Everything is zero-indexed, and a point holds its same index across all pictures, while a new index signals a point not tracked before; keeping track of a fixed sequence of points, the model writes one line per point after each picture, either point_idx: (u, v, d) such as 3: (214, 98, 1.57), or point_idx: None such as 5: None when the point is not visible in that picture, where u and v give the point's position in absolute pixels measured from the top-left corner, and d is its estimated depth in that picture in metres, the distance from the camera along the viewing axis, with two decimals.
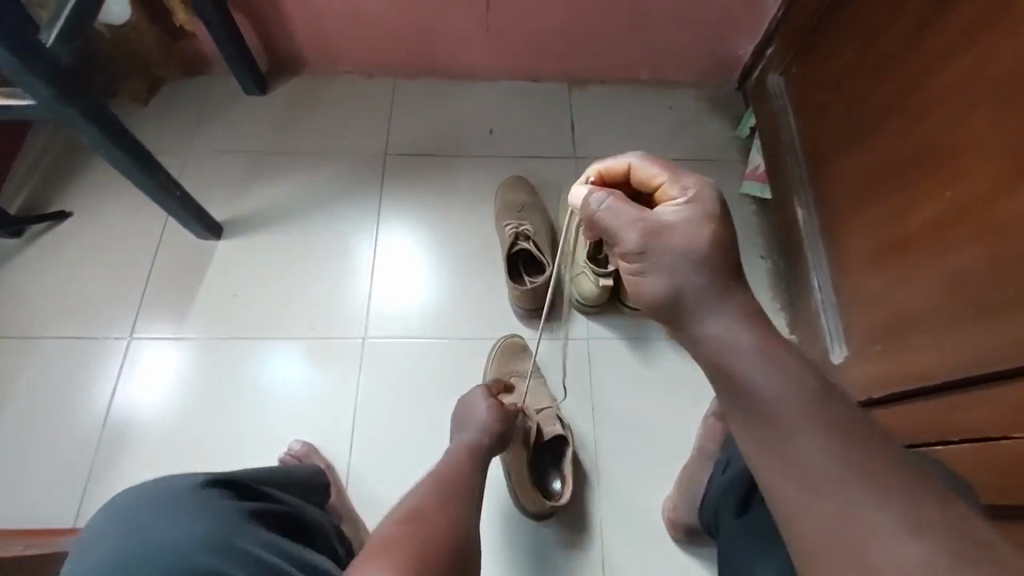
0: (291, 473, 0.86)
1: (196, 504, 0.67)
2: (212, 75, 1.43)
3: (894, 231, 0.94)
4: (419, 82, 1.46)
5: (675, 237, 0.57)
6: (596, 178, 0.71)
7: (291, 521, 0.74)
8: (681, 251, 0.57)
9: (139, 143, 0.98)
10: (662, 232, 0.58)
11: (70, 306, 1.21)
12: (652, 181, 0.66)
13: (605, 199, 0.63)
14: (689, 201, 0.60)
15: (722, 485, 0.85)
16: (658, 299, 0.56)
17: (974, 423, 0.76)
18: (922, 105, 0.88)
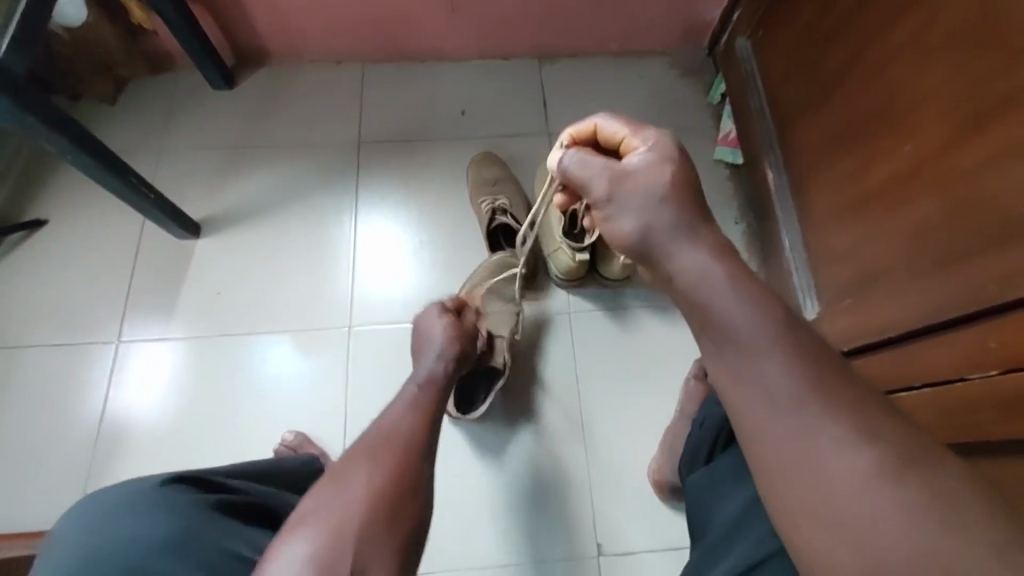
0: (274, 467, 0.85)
1: (162, 502, 0.66)
2: (177, 72, 1.41)
3: (860, 187, 0.96)
4: (388, 67, 1.45)
5: (641, 178, 0.57)
6: (567, 142, 0.72)
7: (264, 515, 0.74)
8: (648, 190, 0.56)
9: (105, 147, 0.98)
10: (628, 179, 0.58)
11: (55, 313, 1.21)
12: (618, 137, 0.67)
13: (576, 155, 0.64)
14: (652, 148, 0.60)
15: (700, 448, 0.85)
16: (636, 241, 0.56)
17: (925, 370, 0.78)
18: (882, 61, 0.89)
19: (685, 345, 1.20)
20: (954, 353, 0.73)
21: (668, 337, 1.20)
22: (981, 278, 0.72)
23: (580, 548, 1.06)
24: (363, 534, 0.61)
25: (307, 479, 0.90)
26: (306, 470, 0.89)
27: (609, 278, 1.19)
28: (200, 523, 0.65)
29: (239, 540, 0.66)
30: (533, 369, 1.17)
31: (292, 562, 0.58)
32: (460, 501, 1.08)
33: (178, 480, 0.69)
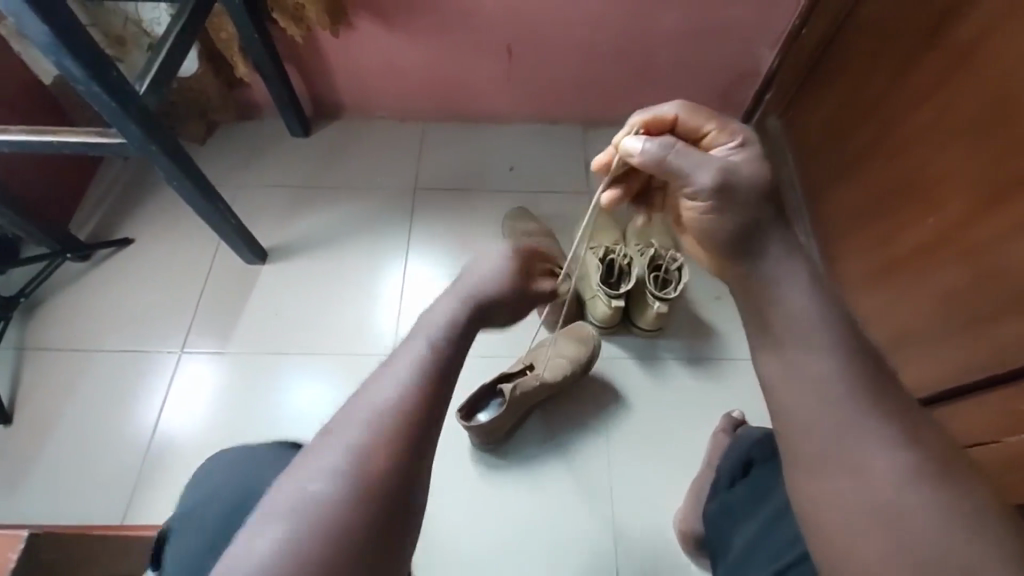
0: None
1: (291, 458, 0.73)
2: (261, 119, 1.60)
3: (888, 254, 1.02)
4: (446, 125, 1.61)
5: (746, 171, 0.59)
6: (642, 127, 0.68)
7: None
8: (756, 184, 0.59)
9: (205, 176, 1.12)
10: (740, 172, 0.59)
11: (129, 322, 1.33)
12: (698, 132, 0.68)
13: (667, 142, 0.61)
14: (742, 147, 0.64)
15: (719, 492, 0.88)
16: (749, 230, 0.58)
17: (970, 424, 0.81)
18: (905, 141, 0.97)
19: (714, 398, 1.22)
20: (995, 415, 0.77)
21: (701, 389, 1.23)
22: (1012, 341, 0.77)
23: None
24: (381, 487, 0.46)
25: None
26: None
27: (643, 327, 1.25)
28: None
29: None
30: (566, 410, 1.21)
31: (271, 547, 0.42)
32: (487, 535, 1.10)
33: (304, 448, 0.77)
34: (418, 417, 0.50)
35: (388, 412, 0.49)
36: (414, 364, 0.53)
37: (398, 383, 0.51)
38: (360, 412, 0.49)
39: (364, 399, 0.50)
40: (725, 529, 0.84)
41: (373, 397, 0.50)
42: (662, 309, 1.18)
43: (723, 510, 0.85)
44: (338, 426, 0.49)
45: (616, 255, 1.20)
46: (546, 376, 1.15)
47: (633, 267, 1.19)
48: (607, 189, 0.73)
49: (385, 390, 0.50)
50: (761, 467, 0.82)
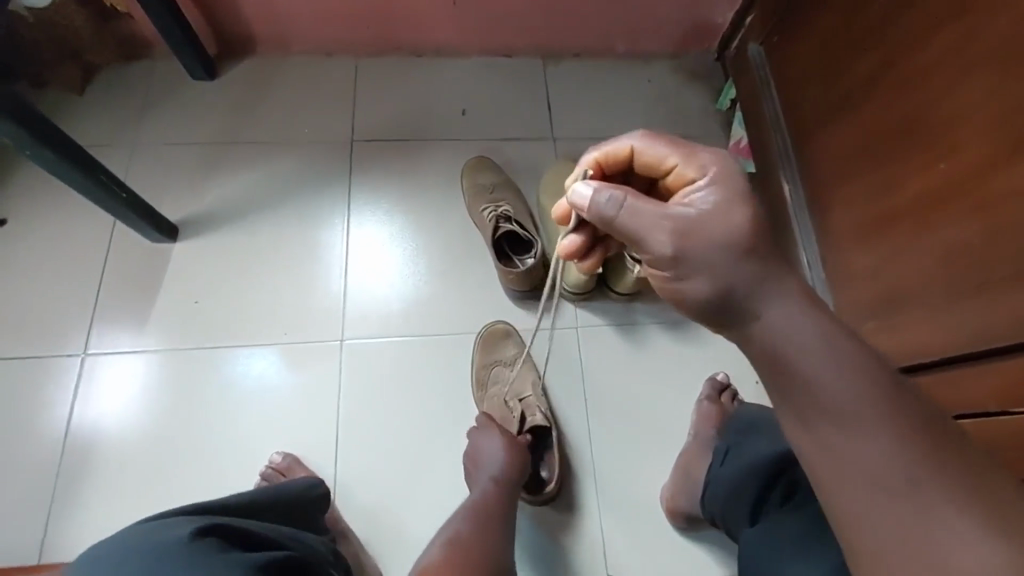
0: (277, 494, 0.79)
1: (195, 561, 0.56)
2: (153, 59, 1.31)
3: (887, 203, 0.92)
4: (382, 61, 1.37)
5: (709, 228, 0.50)
6: (594, 167, 0.63)
7: (301, 565, 0.65)
8: (722, 246, 0.49)
9: (72, 143, 0.89)
10: (700, 232, 0.50)
11: (12, 321, 1.10)
12: (659, 164, 0.58)
13: (615, 197, 0.53)
14: (712, 184, 0.53)
15: (723, 474, 0.82)
16: (715, 303, 0.49)
17: (975, 396, 0.77)
18: (916, 72, 0.85)
19: (698, 362, 1.15)
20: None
21: (681, 354, 1.15)
22: None
23: None
24: None
25: (314, 504, 0.85)
26: (312, 494, 0.84)
27: (619, 291, 1.14)
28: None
29: None
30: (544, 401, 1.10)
31: None
32: None
33: (210, 534, 0.60)
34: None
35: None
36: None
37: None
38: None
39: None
40: (738, 514, 0.78)
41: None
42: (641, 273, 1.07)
43: (733, 496, 0.79)
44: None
45: None
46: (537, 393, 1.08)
47: None
48: (568, 234, 0.65)
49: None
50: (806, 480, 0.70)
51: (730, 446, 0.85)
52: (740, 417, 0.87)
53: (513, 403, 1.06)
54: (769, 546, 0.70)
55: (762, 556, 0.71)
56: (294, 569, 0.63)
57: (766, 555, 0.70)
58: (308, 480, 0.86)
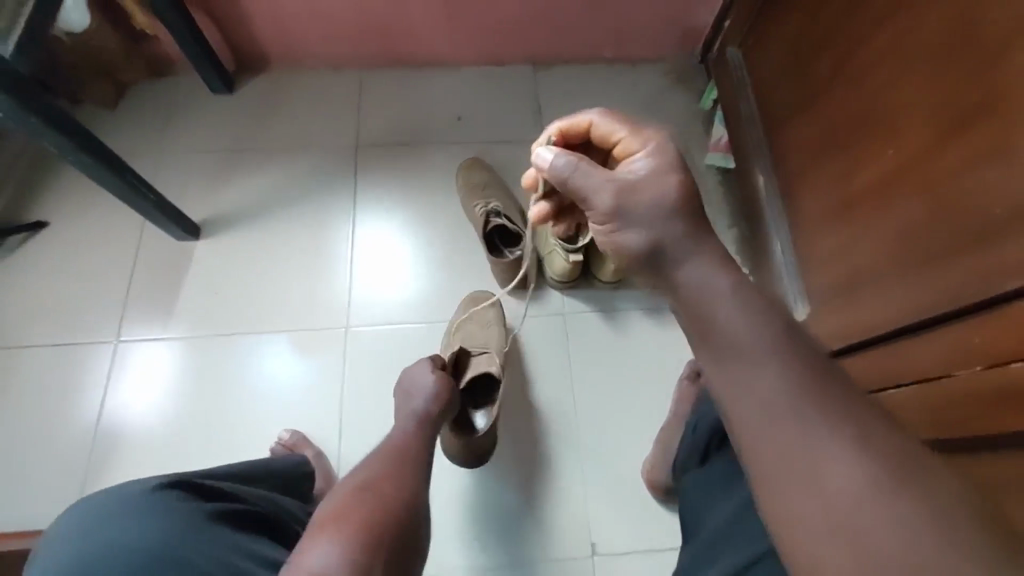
0: (267, 468, 0.86)
1: (158, 508, 0.63)
2: (177, 76, 1.44)
3: (847, 189, 0.99)
4: (384, 72, 1.48)
5: (645, 191, 0.60)
6: (557, 136, 0.73)
7: (264, 522, 0.71)
8: (654, 206, 0.59)
9: (107, 148, 1.01)
10: (638, 195, 0.60)
11: (53, 313, 1.22)
12: (612, 137, 0.69)
13: (570, 162, 0.64)
14: (652, 155, 0.62)
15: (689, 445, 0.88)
16: (648, 255, 0.59)
17: (898, 369, 0.83)
18: (868, 67, 0.92)
19: (679, 346, 1.22)
20: (941, 352, 0.75)
21: (662, 338, 1.22)
22: (966, 278, 0.75)
23: (574, 546, 1.06)
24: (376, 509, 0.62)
25: (302, 476, 0.92)
26: (300, 469, 0.91)
27: (603, 279, 1.22)
28: (201, 532, 0.63)
29: (247, 539, 0.65)
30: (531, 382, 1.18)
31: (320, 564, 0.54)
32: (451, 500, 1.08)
33: (178, 487, 0.67)
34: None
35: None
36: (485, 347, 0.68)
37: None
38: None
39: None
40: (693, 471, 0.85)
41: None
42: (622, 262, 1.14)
43: (692, 453, 0.86)
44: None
45: None
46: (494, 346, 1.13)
47: None
48: (536, 201, 0.76)
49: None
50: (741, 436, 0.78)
51: (697, 421, 0.90)
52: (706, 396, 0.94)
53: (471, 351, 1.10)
54: (706, 488, 0.76)
55: (700, 499, 0.77)
56: (255, 525, 0.69)
57: (702, 498, 0.76)
58: (298, 457, 0.93)
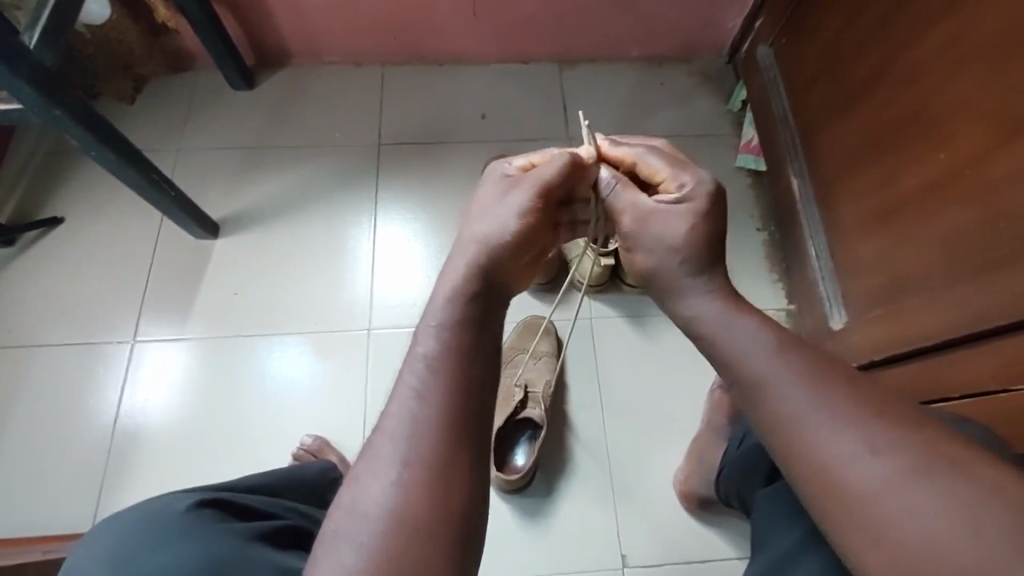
0: (288, 477, 0.80)
1: (192, 529, 0.60)
2: (196, 70, 1.41)
3: (889, 194, 0.95)
4: (407, 69, 1.45)
5: (660, 227, 0.61)
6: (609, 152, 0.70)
7: (303, 537, 0.68)
8: (664, 238, 0.61)
9: (131, 145, 0.98)
10: (653, 225, 0.62)
11: (68, 311, 1.19)
12: (653, 176, 0.66)
13: (611, 181, 0.66)
14: (683, 198, 0.61)
15: (737, 456, 0.87)
16: (651, 277, 0.62)
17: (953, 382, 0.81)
18: (916, 68, 0.88)
19: None
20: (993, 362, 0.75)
21: (693, 345, 1.19)
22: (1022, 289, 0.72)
23: (602, 560, 1.02)
24: (431, 395, 0.50)
25: (327, 489, 0.84)
26: (325, 480, 0.84)
27: (632, 283, 1.19)
28: (238, 548, 0.59)
29: (277, 553, 0.62)
30: (558, 390, 1.14)
31: (366, 529, 0.46)
32: None
33: (210, 506, 0.64)
34: (454, 352, 0.52)
35: (424, 405, 0.49)
36: (443, 306, 0.54)
37: (440, 335, 0.53)
38: (387, 445, 0.49)
39: (417, 347, 0.53)
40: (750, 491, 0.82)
41: (424, 341, 0.53)
42: None
43: (743, 471, 0.84)
44: (385, 432, 0.50)
45: None
46: (545, 384, 1.10)
47: None
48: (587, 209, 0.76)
49: (403, 409, 0.50)
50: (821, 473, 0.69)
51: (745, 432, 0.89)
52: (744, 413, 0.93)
53: (517, 390, 1.09)
54: (769, 522, 0.71)
55: (764, 533, 0.72)
56: (294, 540, 0.66)
57: (766, 532, 0.72)
58: (324, 467, 0.85)
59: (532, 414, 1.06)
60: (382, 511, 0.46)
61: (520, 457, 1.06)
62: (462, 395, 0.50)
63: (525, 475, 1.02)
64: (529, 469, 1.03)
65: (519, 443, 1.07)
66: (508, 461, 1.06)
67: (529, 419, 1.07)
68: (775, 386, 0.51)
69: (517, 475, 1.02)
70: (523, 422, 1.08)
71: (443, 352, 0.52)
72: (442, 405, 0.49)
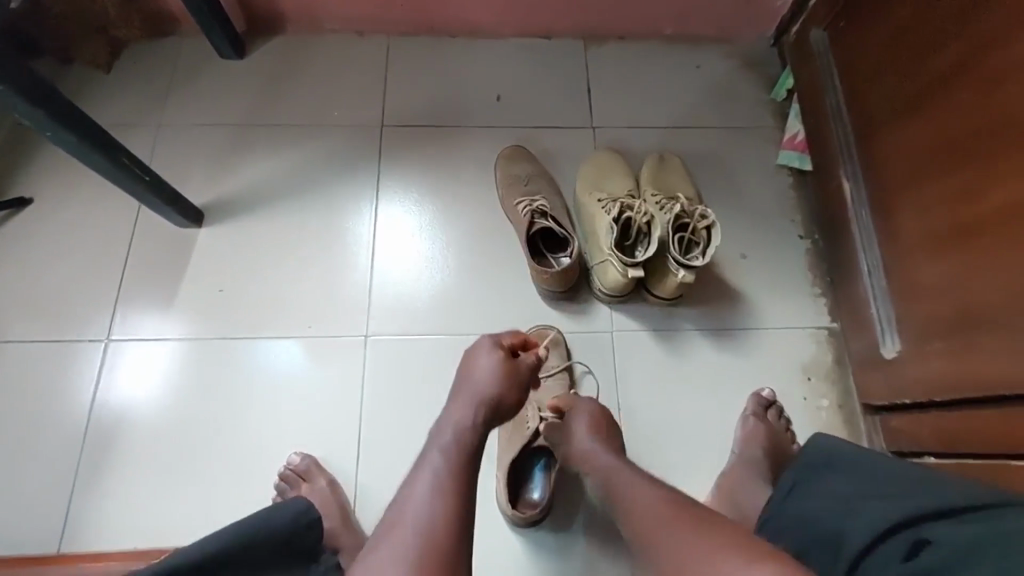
0: (250, 536, 0.70)
1: None
2: (180, 35, 1.27)
3: (965, 211, 0.82)
4: (416, 41, 1.30)
5: (581, 436, 0.87)
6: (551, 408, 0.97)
7: None
8: (603, 467, 0.81)
9: (95, 125, 0.87)
10: (579, 434, 0.87)
11: (35, 304, 1.09)
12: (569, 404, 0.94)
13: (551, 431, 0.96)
14: (592, 417, 0.90)
15: (796, 507, 0.78)
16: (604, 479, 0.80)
17: None
18: (1011, 65, 0.75)
19: (739, 377, 1.08)
20: None
21: (720, 366, 1.09)
22: None
23: None
24: (443, 505, 0.66)
25: (302, 534, 0.74)
26: (297, 527, 0.73)
27: (660, 296, 1.07)
28: None
29: None
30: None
31: None
32: (483, 543, 0.96)
33: None
34: (463, 472, 0.70)
35: (434, 508, 0.66)
36: (460, 433, 0.74)
37: (449, 451, 0.72)
38: (405, 536, 0.63)
39: (433, 455, 0.71)
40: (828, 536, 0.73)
41: (439, 454, 0.71)
42: (687, 278, 0.99)
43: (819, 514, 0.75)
44: (401, 519, 0.65)
45: (633, 213, 1.02)
46: None
47: (654, 228, 1.00)
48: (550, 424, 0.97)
49: (422, 509, 0.65)
50: (940, 534, 0.63)
51: (798, 480, 0.81)
52: (810, 445, 0.83)
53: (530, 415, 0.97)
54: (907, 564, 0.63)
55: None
56: None
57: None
58: (298, 508, 0.75)
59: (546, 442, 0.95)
60: None
61: (534, 491, 0.96)
62: (457, 508, 0.66)
63: (538, 511, 0.94)
64: (546, 504, 0.94)
65: (533, 474, 0.98)
66: (521, 492, 0.97)
67: (544, 448, 0.96)
68: (701, 532, 0.65)
69: (530, 511, 0.94)
70: (538, 450, 0.97)
71: (451, 469, 0.70)
72: (445, 516, 0.65)
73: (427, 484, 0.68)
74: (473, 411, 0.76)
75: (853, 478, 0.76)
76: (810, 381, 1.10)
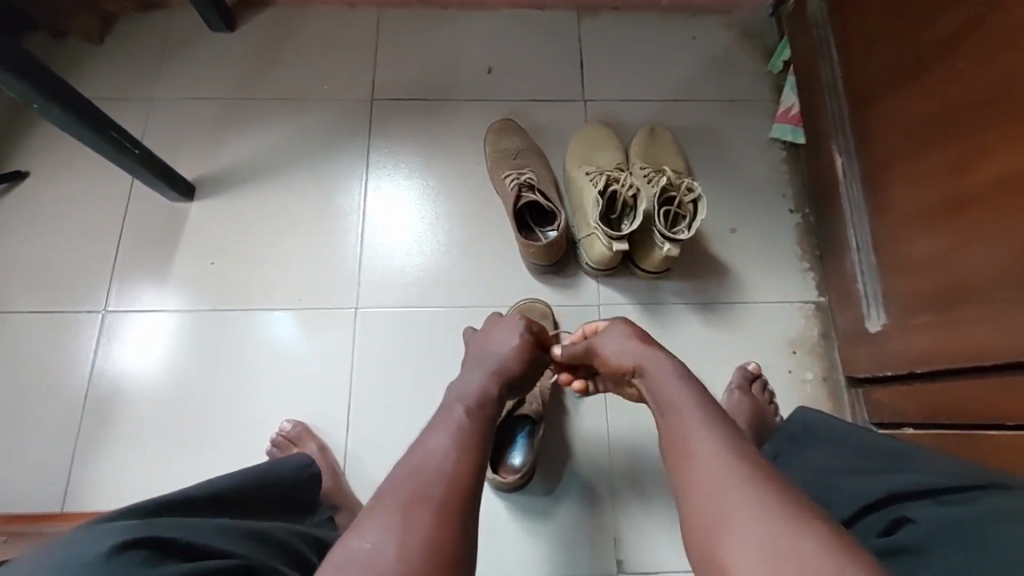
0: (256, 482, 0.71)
1: None
2: (172, 7, 1.27)
3: (954, 184, 0.81)
4: (407, 12, 1.29)
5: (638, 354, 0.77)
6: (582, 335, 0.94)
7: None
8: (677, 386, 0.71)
9: (81, 98, 0.88)
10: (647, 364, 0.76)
11: (34, 275, 1.11)
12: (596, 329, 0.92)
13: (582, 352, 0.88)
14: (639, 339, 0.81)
15: None
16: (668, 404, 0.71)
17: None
18: (1007, 34, 0.73)
19: (724, 349, 1.09)
20: None
21: (707, 339, 1.10)
22: None
23: (599, 564, 0.96)
24: (462, 457, 0.63)
25: (301, 486, 0.77)
26: (299, 480, 0.76)
27: (646, 270, 1.07)
28: None
29: None
30: (557, 382, 1.05)
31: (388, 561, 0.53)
32: None
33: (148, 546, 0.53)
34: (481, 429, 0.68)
35: (454, 459, 0.63)
36: (479, 396, 0.73)
37: (468, 408, 0.70)
38: (425, 488, 0.59)
39: (454, 412, 0.69)
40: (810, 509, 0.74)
41: (457, 412, 0.70)
42: (672, 252, 1.00)
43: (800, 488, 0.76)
44: (422, 468, 0.62)
45: (620, 186, 1.02)
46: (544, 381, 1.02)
47: (640, 201, 1.00)
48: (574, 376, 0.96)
49: (440, 460, 0.62)
50: (920, 511, 0.62)
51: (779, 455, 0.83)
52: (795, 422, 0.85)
53: None
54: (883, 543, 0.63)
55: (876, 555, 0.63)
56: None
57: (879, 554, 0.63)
58: (300, 462, 0.78)
59: (529, 410, 0.98)
60: (412, 540, 0.55)
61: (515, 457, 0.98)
62: (479, 462, 0.64)
63: (518, 477, 0.96)
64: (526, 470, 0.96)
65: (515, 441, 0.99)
66: (503, 458, 0.99)
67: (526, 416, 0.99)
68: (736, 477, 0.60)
69: (509, 477, 0.96)
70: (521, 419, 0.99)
71: (470, 425, 0.67)
72: (465, 469, 0.62)
73: (446, 439, 0.65)
74: (491, 381, 0.76)
75: (833, 450, 0.78)
76: (796, 354, 1.10)
